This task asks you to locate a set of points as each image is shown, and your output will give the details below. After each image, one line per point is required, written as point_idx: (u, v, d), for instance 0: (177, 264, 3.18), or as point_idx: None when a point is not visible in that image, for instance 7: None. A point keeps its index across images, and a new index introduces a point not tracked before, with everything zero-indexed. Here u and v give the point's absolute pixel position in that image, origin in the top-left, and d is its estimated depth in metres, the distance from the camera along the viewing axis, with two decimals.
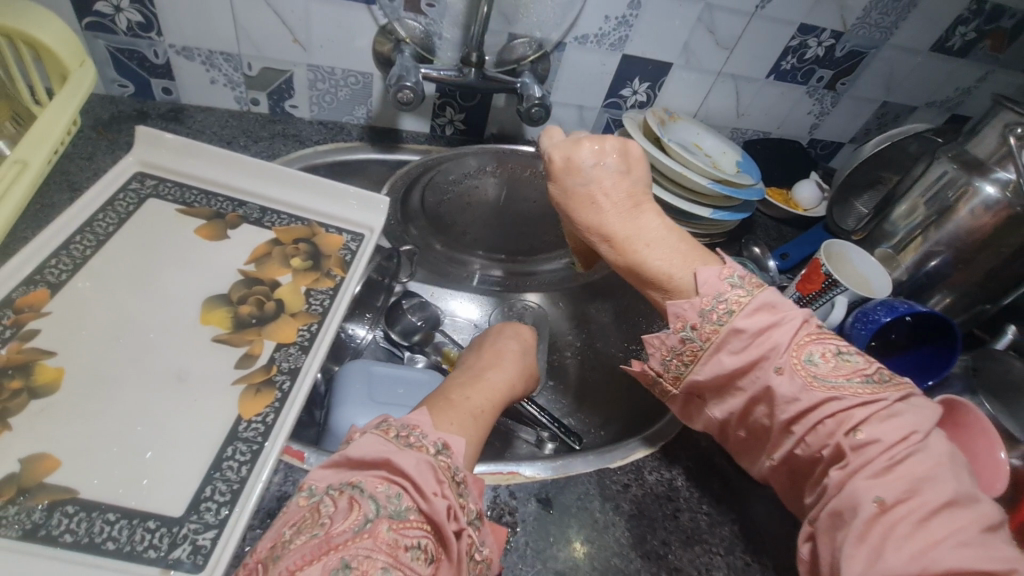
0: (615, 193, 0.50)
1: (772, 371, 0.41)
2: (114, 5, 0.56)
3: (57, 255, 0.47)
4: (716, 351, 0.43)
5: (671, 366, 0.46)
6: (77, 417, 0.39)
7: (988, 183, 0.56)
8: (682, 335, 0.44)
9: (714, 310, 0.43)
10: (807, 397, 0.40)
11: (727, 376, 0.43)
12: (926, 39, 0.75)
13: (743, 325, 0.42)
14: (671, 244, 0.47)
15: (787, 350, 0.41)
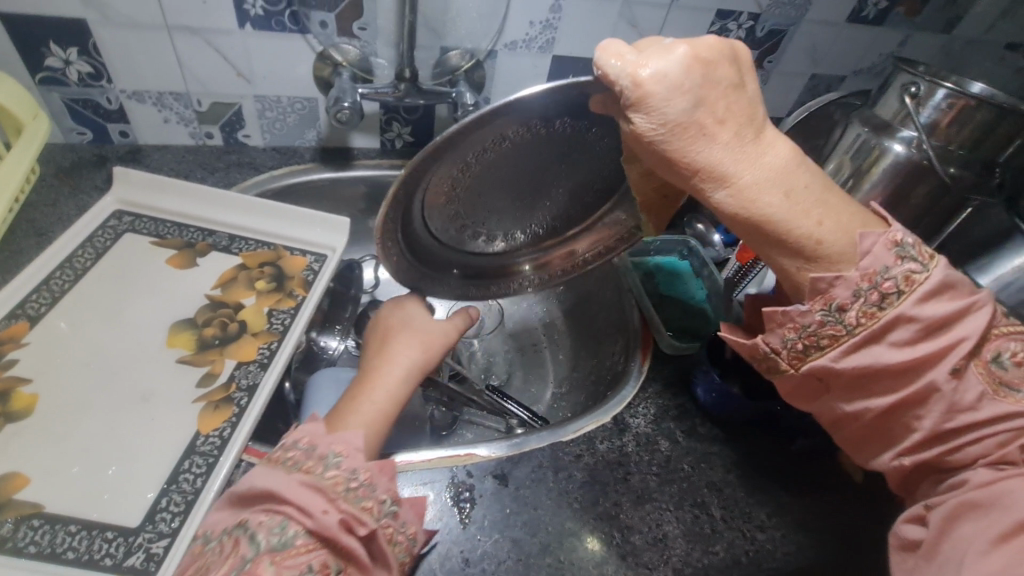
0: (730, 124, 0.30)
1: (943, 367, 0.33)
2: (63, 59, 0.59)
3: (38, 290, 0.51)
4: (880, 334, 0.33)
5: (796, 347, 0.36)
6: (48, 439, 0.42)
7: (896, 142, 0.59)
8: (822, 315, 0.34)
9: (878, 288, 0.32)
10: (987, 405, 0.32)
11: (881, 369, 0.34)
12: (841, 11, 0.79)
13: (918, 313, 0.32)
14: (815, 196, 0.32)
15: (969, 347, 0.33)
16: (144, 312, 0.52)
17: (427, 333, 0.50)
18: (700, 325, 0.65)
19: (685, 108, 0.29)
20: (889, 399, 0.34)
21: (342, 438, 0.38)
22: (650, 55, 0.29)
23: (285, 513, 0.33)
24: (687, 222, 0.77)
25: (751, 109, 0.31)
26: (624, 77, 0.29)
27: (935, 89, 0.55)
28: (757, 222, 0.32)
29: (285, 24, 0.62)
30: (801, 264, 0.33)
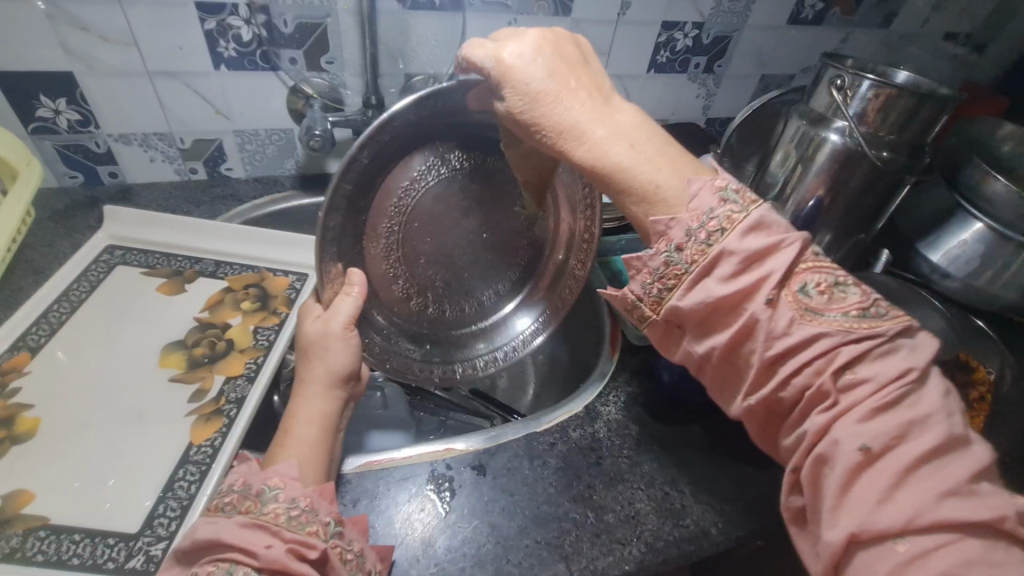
0: (580, 93, 0.38)
1: (761, 302, 0.34)
2: (53, 109, 0.64)
3: (37, 323, 0.55)
4: (707, 271, 0.36)
5: (651, 292, 0.38)
6: (51, 457, 0.45)
7: (831, 132, 0.63)
8: (666, 257, 0.37)
9: (704, 228, 0.36)
10: (798, 332, 0.34)
11: (715, 305, 0.36)
12: (781, 15, 0.84)
13: (736, 246, 0.35)
14: (653, 154, 0.38)
15: (781, 282, 0.35)
16: (137, 337, 0.56)
17: (324, 340, 0.50)
18: None
19: (541, 78, 0.37)
20: (724, 338, 0.36)
21: (274, 472, 0.42)
22: (510, 40, 0.38)
23: (228, 558, 0.35)
24: None
25: (598, 88, 0.39)
26: (489, 59, 0.38)
27: (858, 81, 0.59)
28: (595, 169, 0.38)
29: (258, 63, 0.67)
30: (645, 208, 0.38)
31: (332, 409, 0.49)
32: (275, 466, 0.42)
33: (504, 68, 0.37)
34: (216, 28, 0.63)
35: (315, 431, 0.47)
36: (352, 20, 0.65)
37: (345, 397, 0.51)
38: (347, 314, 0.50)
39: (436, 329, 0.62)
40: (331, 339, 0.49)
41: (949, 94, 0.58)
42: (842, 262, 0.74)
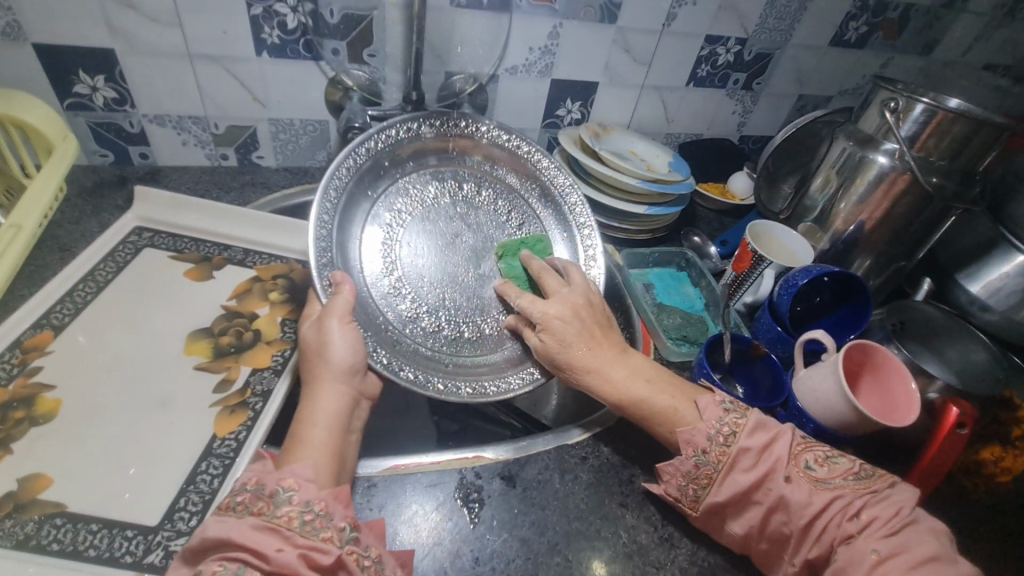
0: (599, 348, 0.52)
1: (781, 479, 0.43)
2: (91, 86, 0.63)
3: (61, 301, 0.53)
4: (730, 468, 0.44)
5: (684, 466, 0.45)
6: (70, 441, 0.44)
7: (880, 154, 0.62)
8: (695, 460, 0.45)
9: (719, 433, 0.45)
10: (817, 500, 0.42)
11: (745, 494, 0.43)
12: (825, 36, 0.84)
13: (747, 443, 0.44)
14: (669, 387, 0.50)
15: (789, 459, 0.44)
16: (162, 322, 0.54)
17: (322, 342, 0.48)
18: (699, 333, 0.67)
19: (572, 334, 0.52)
20: (749, 484, 0.43)
21: (289, 473, 0.39)
22: (563, 292, 0.54)
23: (238, 559, 0.34)
24: (685, 234, 0.82)
25: (617, 343, 0.53)
26: (536, 313, 0.53)
27: (913, 103, 0.58)
28: (619, 399, 0.50)
29: (300, 52, 0.66)
30: (668, 429, 0.48)
31: (340, 408, 0.46)
32: (292, 466, 0.40)
33: (544, 316, 0.53)
34: (262, 14, 0.62)
35: (325, 434, 0.44)
36: (398, 14, 0.65)
37: (353, 393, 0.48)
38: (340, 306, 0.49)
39: (451, 332, 0.59)
40: (327, 333, 0.48)
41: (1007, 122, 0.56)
42: (878, 288, 0.73)
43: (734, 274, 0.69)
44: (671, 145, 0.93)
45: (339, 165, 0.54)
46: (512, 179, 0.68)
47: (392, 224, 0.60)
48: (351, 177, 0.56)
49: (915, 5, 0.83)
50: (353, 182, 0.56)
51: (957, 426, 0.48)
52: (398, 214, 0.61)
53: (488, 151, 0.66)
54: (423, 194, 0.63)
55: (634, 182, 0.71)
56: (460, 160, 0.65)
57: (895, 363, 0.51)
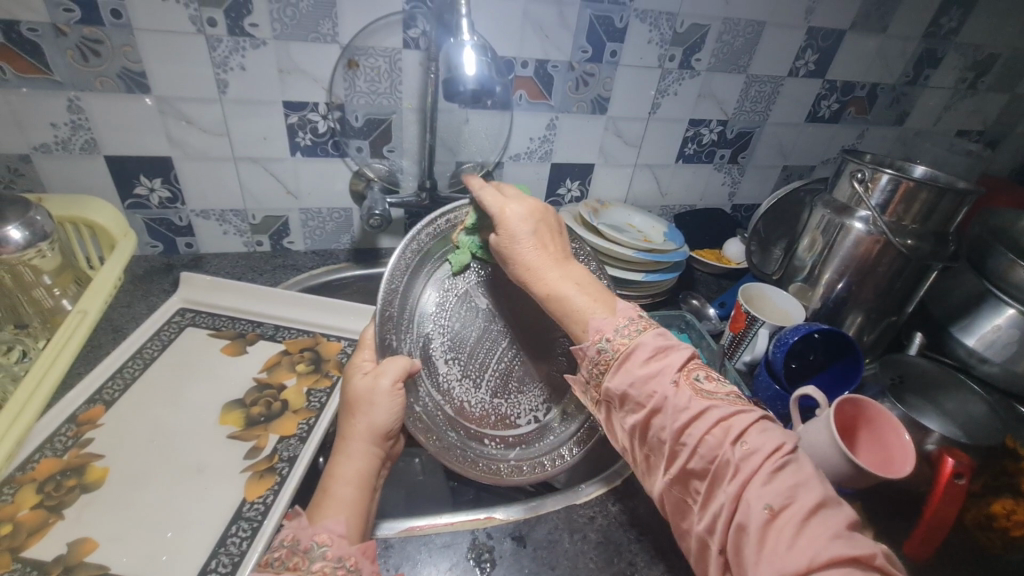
0: (545, 248, 0.54)
1: (668, 382, 0.43)
2: (149, 188, 0.73)
3: (112, 378, 0.59)
4: (625, 355, 0.45)
5: (589, 353, 0.47)
6: (115, 507, 0.47)
7: (855, 221, 0.67)
8: (599, 346, 0.47)
9: (627, 327, 0.47)
10: (694, 404, 0.41)
11: (634, 385, 0.44)
12: (800, 113, 0.92)
13: (646, 340, 0.45)
14: (589, 288, 0.51)
15: (681, 368, 0.44)
16: (199, 395, 0.59)
17: (370, 395, 0.50)
18: None
19: (530, 253, 0.53)
20: (639, 376, 0.43)
21: (322, 528, 0.43)
22: (502, 193, 0.56)
23: None
24: (684, 297, 0.86)
25: (561, 250, 0.55)
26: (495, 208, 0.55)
27: (878, 174, 0.64)
28: (542, 291, 0.52)
29: (329, 151, 0.75)
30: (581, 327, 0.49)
31: (369, 467, 0.49)
32: (324, 521, 0.44)
33: (502, 209, 0.54)
34: (298, 122, 0.72)
35: (353, 491, 0.47)
36: (414, 116, 0.75)
37: (382, 454, 0.51)
38: (394, 370, 0.51)
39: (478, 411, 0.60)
40: (377, 392, 0.50)
41: (967, 188, 0.61)
42: (875, 344, 0.76)
43: (731, 334, 0.73)
44: (667, 216, 1.00)
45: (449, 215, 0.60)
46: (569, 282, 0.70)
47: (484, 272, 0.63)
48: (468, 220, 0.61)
49: (881, 84, 0.92)
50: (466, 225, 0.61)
51: (955, 476, 0.50)
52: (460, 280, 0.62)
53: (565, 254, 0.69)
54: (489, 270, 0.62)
55: (630, 253, 0.77)
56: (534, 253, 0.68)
57: (888, 415, 0.53)
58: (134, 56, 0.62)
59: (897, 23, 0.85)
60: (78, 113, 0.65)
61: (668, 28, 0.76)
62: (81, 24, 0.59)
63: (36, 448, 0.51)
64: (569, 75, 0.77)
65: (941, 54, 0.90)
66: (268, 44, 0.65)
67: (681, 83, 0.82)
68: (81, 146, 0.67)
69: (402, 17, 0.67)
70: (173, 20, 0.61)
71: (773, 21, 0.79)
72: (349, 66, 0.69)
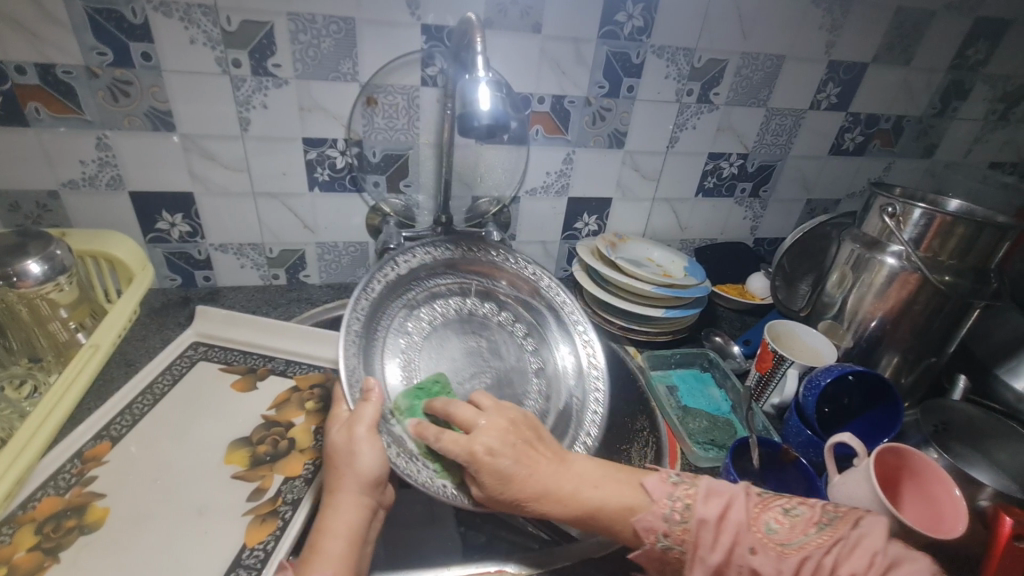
0: (535, 465, 0.47)
1: (746, 551, 0.40)
2: (170, 223, 0.74)
3: (121, 414, 0.58)
4: (693, 544, 0.42)
5: (654, 553, 0.44)
6: (112, 552, 0.46)
7: (888, 256, 0.64)
8: (660, 545, 0.43)
9: (674, 509, 0.44)
10: (787, 566, 0.39)
11: (717, 572, 0.41)
12: (823, 146, 0.90)
13: (702, 513, 0.42)
14: (612, 483, 0.47)
15: (749, 525, 0.41)
16: (206, 432, 0.58)
17: (351, 448, 0.48)
18: (727, 438, 0.66)
19: (508, 465, 0.46)
20: (717, 562, 0.41)
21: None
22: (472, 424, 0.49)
23: None
24: (706, 335, 0.83)
25: (555, 451, 0.49)
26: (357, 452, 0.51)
27: (910, 209, 0.61)
28: (574, 507, 0.46)
29: (346, 186, 0.76)
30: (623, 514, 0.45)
31: (360, 519, 0.46)
32: None
33: (470, 449, 0.47)
34: (316, 158, 0.73)
35: (343, 545, 0.44)
36: (430, 151, 0.75)
37: (374, 505, 0.48)
38: (369, 415, 0.50)
39: None
40: (356, 442, 0.49)
41: (1006, 223, 0.58)
42: (913, 386, 0.71)
43: (758, 374, 0.69)
44: (686, 250, 0.98)
45: (364, 292, 0.60)
46: (525, 299, 0.72)
47: (412, 336, 0.65)
48: (400, 272, 0.65)
49: (907, 117, 0.90)
50: (400, 277, 0.65)
51: (1015, 538, 0.45)
52: (417, 328, 0.66)
53: (514, 278, 0.72)
54: (431, 313, 0.68)
55: (649, 288, 0.74)
56: (484, 282, 0.72)
57: (933, 468, 0.48)
58: (161, 96, 0.64)
59: (921, 55, 0.83)
60: (106, 151, 0.67)
61: (685, 64, 0.76)
62: (112, 66, 0.62)
63: (39, 486, 0.50)
64: (586, 110, 0.77)
65: (969, 86, 0.88)
66: (290, 84, 0.67)
67: (699, 117, 0.81)
68: (107, 182, 0.69)
69: (420, 55, 0.68)
70: (200, 62, 0.63)
71: (793, 54, 0.79)
72: (368, 104, 0.70)
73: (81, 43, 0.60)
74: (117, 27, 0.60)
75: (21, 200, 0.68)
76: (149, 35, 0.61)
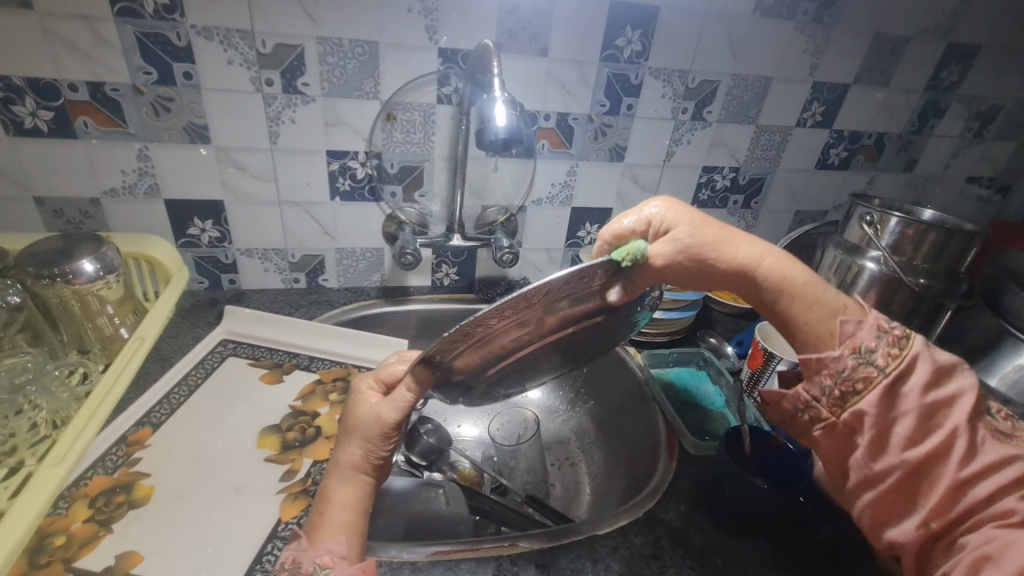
0: (722, 231, 0.45)
1: (969, 412, 0.39)
2: (201, 229, 0.79)
3: (160, 403, 0.63)
4: (903, 374, 0.40)
5: (844, 370, 0.42)
6: (160, 524, 0.50)
7: (867, 261, 0.69)
8: (855, 360, 0.41)
9: (891, 333, 0.41)
10: (993, 452, 0.38)
11: (906, 413, 0.40)
12: (810, 160, 0.96)
13: (929, 352, 0.40)
14: (824, 287, 0.44)
15: (978, 415, 0.39)
16: (238, 420, 0.63)
17: (375, 422, 0.48)
18: (720, 428, 0.70)
19: (688, 237, 0.45)
20: (924, 406, 0.39)
21: (323, 550, 0.43)
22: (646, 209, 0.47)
23: None
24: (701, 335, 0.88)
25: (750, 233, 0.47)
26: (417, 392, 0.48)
27: (887, 217, 0.67)
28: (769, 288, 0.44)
29: (365, 196, 0.81)
30: (824, 316, 0.43)
31: (367, 488, 0.48)
32: (324, 543, 0.44)
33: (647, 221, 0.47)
34: (339, 169, 0.78)
35: (352, 513, 0.46)
36: (444, 163, 0.81)
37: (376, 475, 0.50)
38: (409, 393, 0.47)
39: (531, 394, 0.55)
40: (384, 418, 0.48)
41: (974, 230, 0.64)
42: None
43: (750, 371, 0.74)
44: None
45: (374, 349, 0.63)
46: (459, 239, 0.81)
47: None
48: None
49: (888, 133, 0.96)
50: None
51: None
52: None
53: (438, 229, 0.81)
54: None
55: None
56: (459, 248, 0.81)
57: None
58: (199, 112, 0.70)
59: (898, 77, 0.90)
60: (146, 161, 0.72)
61: (680, 84, 0.82)
62: (156, 85, 0.67)
63: (90, 466, 0.54)
64: (588, 126, 0.83)
65: (944, 105, 0.95)
66: (317, 101, 0.72)
67: (693, 133, 0.87)
68: (145, 191, 0.74)
69: (437, 76, 0.74)
70: (235, 81, 0.69)
71: (779, 76, 0.85)
72: (388, 119, 0.76)
73: (130, 64, 0.65)
74: (162, 50, 0.65)
75: (65, 207, 0.73)
76: (191, 57, 0.66)
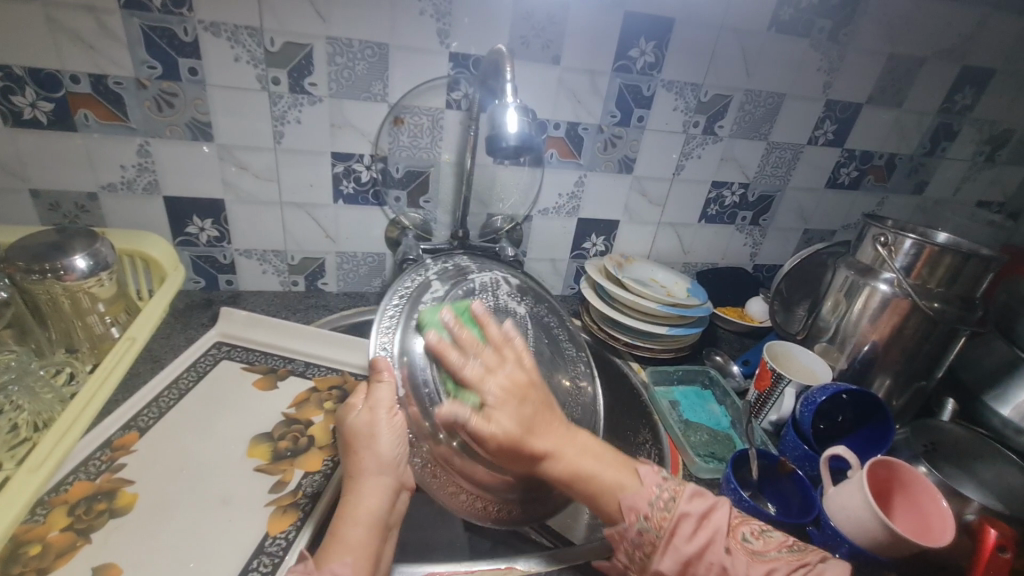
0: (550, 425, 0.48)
1: (721, 551, 0.43)
2: (199, 227, 0.77)
3: (148, 407, 0.61)
4: (671, 534, 0.44)
5: (630, 534, 0.45)
6: (140, 535, 0.48)
7: (880, 282, 0.68)
8: (638, 527, 0.45)
9: (660, 497, 0.46)
10: (756, 573, 0.42)
11: (686, 561, 0.43)
12: (820, 179, 0.95)
13: (686, 508, 0.45)
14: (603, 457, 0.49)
15: (729, 533, 0.45)
16: (228, 426, 0.60)
17: (370, 432, 0.49)
18: (726, 451, 0.69)
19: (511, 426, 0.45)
20: (690, 553, 0.43)
21: (328, 572, 0.42)
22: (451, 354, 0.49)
23: None
24: (707, 353, 0.86)
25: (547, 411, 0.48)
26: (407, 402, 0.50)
27: (901, 239, 0.65)
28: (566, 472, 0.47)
29: (369, 200, 0.80)
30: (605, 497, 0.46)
31: (380, 504, 0.48)
32: (329, 565, 0.43)
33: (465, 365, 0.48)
34: (343, 171, 0.77)
35: (362, 531, 0.46)
36: (450, 169, 0.79)
37: (395, 487, 0.49)
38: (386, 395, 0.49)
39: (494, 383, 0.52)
40: (376, 424, 0.49)
41: (990, 254, 0.63)
42: (905, 409, 0.74)
43: (756, 392, 0.72)
44: (689, 273, 1.02)
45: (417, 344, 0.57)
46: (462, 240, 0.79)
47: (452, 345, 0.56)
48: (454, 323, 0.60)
49: (899, 155, 0.95)
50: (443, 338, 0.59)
51: (999, 549, 0.48)
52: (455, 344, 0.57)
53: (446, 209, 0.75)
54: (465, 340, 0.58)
55: (654, 306, 0.78)
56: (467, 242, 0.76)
57: (923, 481, 0.51)
58: (203, 108, 0.69)
59: (912, 98, 0.89)
60: (146, 157, 0.70)
61: (692, 98, 0.81)
62: (160, 79, 0.66)
63: (71, 471, 0.52)
64: (598, 136, 0.81)
65: (956, 128, 0.94)
66: (324, 101, 0.71)
67: (704, 147, 0.86)
68: (144, 187, 0.73)
69: (446, 81, 0.73)
70: (241, 78, 0.68)
71: (792, 93, 0.84)
72: (395, 123, 0.74)
73: (133, 57, 0.64)
74: (168, 44, 0.64)
75: (61, 200, 0.71)
76: (197, 52, 0.65)
